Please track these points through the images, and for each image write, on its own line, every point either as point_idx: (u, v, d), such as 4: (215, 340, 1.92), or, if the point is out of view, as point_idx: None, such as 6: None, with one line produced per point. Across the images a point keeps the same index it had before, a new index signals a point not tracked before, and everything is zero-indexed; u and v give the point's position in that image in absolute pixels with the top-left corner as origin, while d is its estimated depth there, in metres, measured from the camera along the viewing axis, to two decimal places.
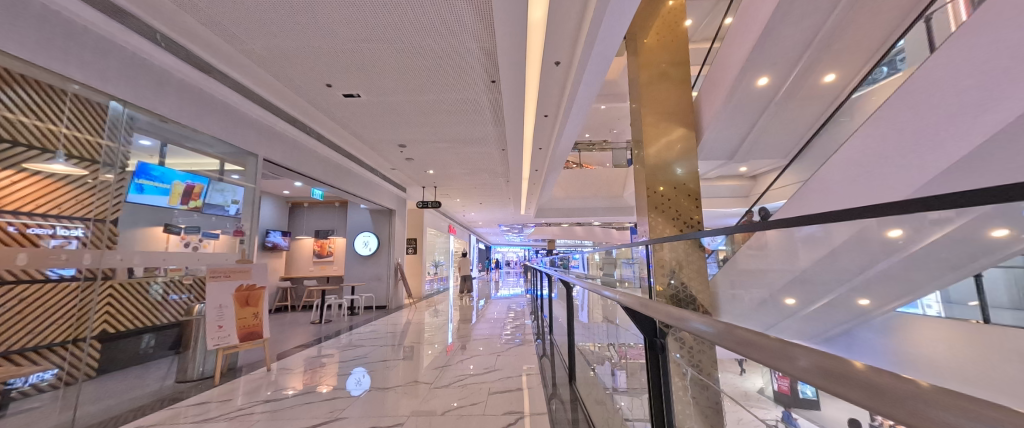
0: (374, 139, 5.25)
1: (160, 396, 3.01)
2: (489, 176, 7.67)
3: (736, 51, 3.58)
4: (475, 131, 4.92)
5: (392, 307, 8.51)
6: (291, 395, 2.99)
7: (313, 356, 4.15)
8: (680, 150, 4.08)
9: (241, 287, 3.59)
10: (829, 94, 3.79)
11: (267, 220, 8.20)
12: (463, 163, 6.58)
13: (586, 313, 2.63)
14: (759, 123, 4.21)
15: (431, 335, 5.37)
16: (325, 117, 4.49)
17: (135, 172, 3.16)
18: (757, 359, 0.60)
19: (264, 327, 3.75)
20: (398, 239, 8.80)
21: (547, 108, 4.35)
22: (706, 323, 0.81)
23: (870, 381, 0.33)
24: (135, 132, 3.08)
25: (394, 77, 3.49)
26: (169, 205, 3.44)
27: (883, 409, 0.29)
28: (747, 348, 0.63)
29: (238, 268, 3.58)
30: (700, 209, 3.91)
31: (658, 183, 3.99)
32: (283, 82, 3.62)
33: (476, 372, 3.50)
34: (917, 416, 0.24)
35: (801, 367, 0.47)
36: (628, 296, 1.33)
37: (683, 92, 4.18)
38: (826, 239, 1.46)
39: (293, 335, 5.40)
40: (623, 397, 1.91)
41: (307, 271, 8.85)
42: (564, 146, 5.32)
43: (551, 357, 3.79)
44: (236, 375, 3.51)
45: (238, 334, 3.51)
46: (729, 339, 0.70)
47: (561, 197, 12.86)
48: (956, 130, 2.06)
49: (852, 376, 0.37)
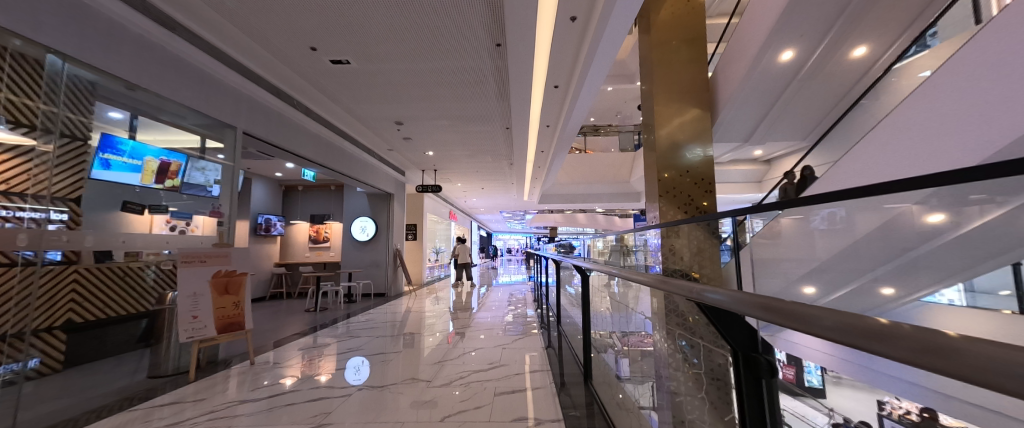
0: (369, 116, 5.11)
1: (127, 395, 2.89)
2: (490, 159, 7.54)
3: (757, 25, 3.38)
4: (476, 107, 4.74)
5: (392, 295, 8.44)
6: (287, 388, 2.96)
7: (309, 347, 4.10)
8: (692, 132, 3.91)
9: (219, 273, 3.49)
10: (856, 67, 3.62)
11: (260, 203, 8.04)
12: (464, 144, 6.42)
13: (591, 299, 2.89)
14: (779, 102, 4.04)
15: (431, 323, 5.32)
16: (314, 90, 4.34)
17: (100, 147, 3.07)
18: (779, 322, 0.59)
19: (246, 318, 3.67)
20: (397, 225, 8.72)
21: (558, 78, 4.15)
22: (745, 303, 0.70)
23: (903, 342, 0.33)
24: (95, 100, 2.94)
25: (386, 41, 3.31)
26: (142, 183, 3.33)
27: (937, 368, 0.27)
28: (800, 324, 0.53)
29: (214, 253, 3.47)
30: (711, 194, 3.78)
31: (669, 167, 3.84)
32: (264, 45, 3.46)
33: (477, 368, 3.41)
34: (968, 368, 0.23)
35: (823, 325, 0.47)
36: (669, 284, 1.19)
37: (698, 69, 4.00)
38: (848, 228, 1.40)
39: (288, 324, 5.33)
40: (626, 383, 2.06)
41: (302, 257, 8.81)
42: (574, 125, 5.12)
43: (560, 350, 3.65)
44: (215, 371, 3.43)
45: (215, 325, 3.42)
46: (779, 316, 0.59)
47: (566, 183, 12.72)
48: (1009, 105, 1.91)
49: (889, 337, 0.35)
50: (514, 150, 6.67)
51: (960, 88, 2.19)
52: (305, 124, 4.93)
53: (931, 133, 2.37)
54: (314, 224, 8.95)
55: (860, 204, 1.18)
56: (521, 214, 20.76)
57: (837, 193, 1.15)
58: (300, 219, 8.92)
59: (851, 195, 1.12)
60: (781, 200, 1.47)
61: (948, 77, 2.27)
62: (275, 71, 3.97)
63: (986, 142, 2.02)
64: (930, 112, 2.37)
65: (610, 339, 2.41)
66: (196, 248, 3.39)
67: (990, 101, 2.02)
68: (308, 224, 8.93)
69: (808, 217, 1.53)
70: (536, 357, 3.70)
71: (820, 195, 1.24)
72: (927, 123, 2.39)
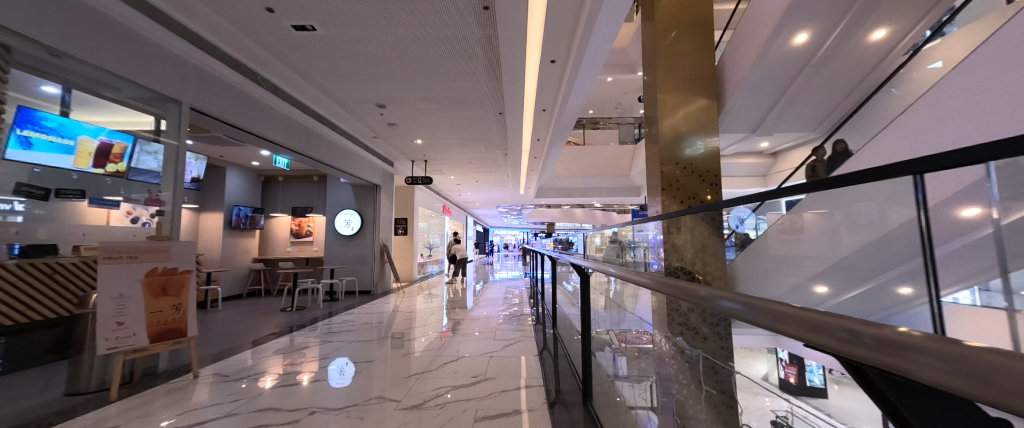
0: (350, 98, 4.89)
1: (44, 415, 2.54)
2: (484, 149, 7.36)
3: (771, 8, 3.25)
4: (466, 86, 4.53)
5: (378, 292, 8.30)
6: (266, 389, 2.90)
7: (286, 350, 3.92)
8: (697, 123, 3.75)
9: (156, 271, 3.06)
10: (873, 53, 3.48)
11: (236, 195, 7.78)
12: (454, 130, 6.20)
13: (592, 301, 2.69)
14: (791, 88, 3.92)
15: (416, 323, 5.11)
16: (286, 67, 4.10)
17: (17, 122, 2.62)
18: (789, 331, 0.54)
19: (189, 323, 3.24)
20: (385, 220, 8.51)
21: (554, 52, 3.93)
22: (758, 313, 0.65)
23: (925, 356, 0.25)
24: (9, 68, 2.51)
25: (359, 7, 3.06)
26: (77, 167, 3.03)
27: (969, 394, 0.20)
28: (814, 335, 0.46)
29: (148, 248, 3.03)
30: (714, 188, 3.65)
31: (672, 159, 3.71)
32: (220, 10, 3.18)
33: (458, 383, 3.04)
34: (994, 395, 0.17)
35: (835, 335, 0.41)
36: (684, 291, 1.05)
37: (706, 53, 3.86)
38: (880, 220, 1.31)
39: (266, 324, 5.11)
40: (623, 384, 1.94)
41: (284, 253, 8.62)
42: (572, 106, 4.91)
43: (556, 362, 3.37)
44: (149, 385, 3.03)
45: (149, 332, 2.99)
46: (791, 323, 0.53)
47: (563, 176, 12.58)
48: None
49: (907, 349, 0.29)
50: (510, 138, 6.48)
51: (988, 67, 2.05)
52: (280, 107, 4.69)
53: (952, 121, 2.24)
54: (297, 217, 8.76)
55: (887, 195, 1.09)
56: (519, 209, 20.65)
57: (882, 166, 1.02)
58: (280, 211, 8.73)
59: (898, 169, 0.99)
60: (806, 181, 1.36)
61: (980, 54, 2.09)
62: (255, 47, 3.80)
63: (1006, 126, 1.90)
64: (956, 93, 2.21)
65: (607, 337, 2.29)
66: (125, 241, 2.94)
67: (1014, 82, 1.90)
68: (290, 217, 8.74)
69: (839, 210, 1.47)
70: (531, 365, 3.42)
71: (853, 175, 1.15)
72: (951, 105, 2.22)
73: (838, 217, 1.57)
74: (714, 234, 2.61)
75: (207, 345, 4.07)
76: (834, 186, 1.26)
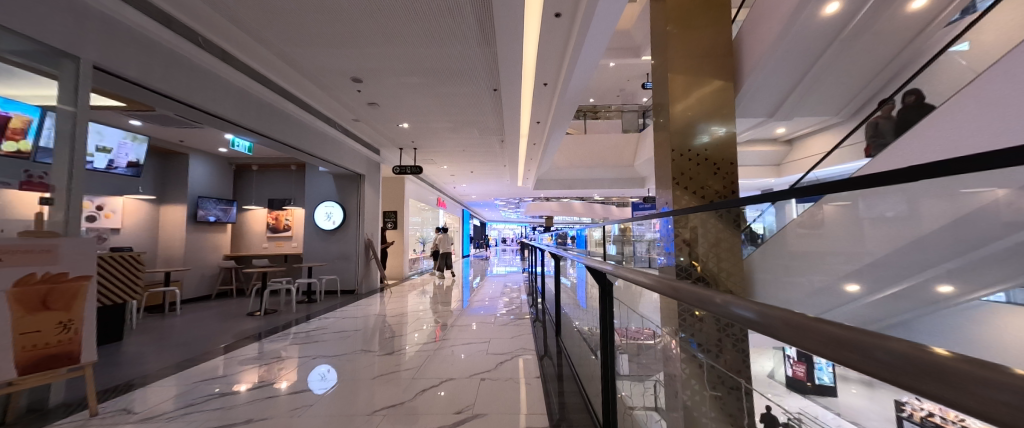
0: (331, 67, 4.55)
1: None
2: (477, 133, 7.09)
3: None
4: (454, 51, 4.20)
5: (362, 292, 8.02)
6: (237, 404, 2.71)
7: (258, 361, 3.68)
8: (706, 110, 3.53)
9: (36, 277, 2.54)
10: (905, 26, 3.30)
11: (200, 184, 7.45)
12: (443, 110, 5.89)
13: (586, 295, 2.52)
14: (814, 68, 3.81)
15: (401, 327, 4.85)
16: (263, 27, 3.77)
17: None
18: (809, 351, 0.42)
19: (87, 341, 2.76)
20: (369, 212, 8.23)
21: (560, 3, 3.49)
22: (779, 317, 0.50)
23: (999, 385, 0.17)
24: None
25: None
26: None
27: None
28: (843, 351, 0.35)
29: (20, 248, 2.49)
30: (728, 179, 3.46)
31: (683, 147, 3.51)
32: None
33: (440, 423, 2.48)
34: None
35: (880, 361, 0.29)
36: (693, 297, 0.85)
37: (722, 29, 3.66)
38: (919, 205, 1.16)
39: (226, 331, 4.86)
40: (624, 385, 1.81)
41: (260, 248, 8.46)
42: (578, 75, 4.53)
43: (562, 389, 2.84)
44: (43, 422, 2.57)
45: (20, 356, 2.45)
46: (813, 335, 0.41)
47: (562, 167, 12.26)
48: None
49: (996, 392, 0.17)
50: (505, 119, 6.21)
51: None
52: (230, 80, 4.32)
53: None
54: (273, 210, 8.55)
55: (963, 180, 0.89)
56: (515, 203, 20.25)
57: (926, 168, 0.88)
58: (255, 204, 8.51)
59: (946, 172, 0.86)
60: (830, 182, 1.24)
61: None
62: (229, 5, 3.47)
63: None
64: None
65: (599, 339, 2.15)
66: None
67: None
68: (265, 211, 8.53)
69: (875, 200, 1.27)
70: (531, 393, 2.92)
71: (896, 180, 1.01)
72: None
73: (862, 209, 1.41)
74: (730, 228, 2.46)
75: (163, 358, 3.79)
76: (851, 189, 1.19)
